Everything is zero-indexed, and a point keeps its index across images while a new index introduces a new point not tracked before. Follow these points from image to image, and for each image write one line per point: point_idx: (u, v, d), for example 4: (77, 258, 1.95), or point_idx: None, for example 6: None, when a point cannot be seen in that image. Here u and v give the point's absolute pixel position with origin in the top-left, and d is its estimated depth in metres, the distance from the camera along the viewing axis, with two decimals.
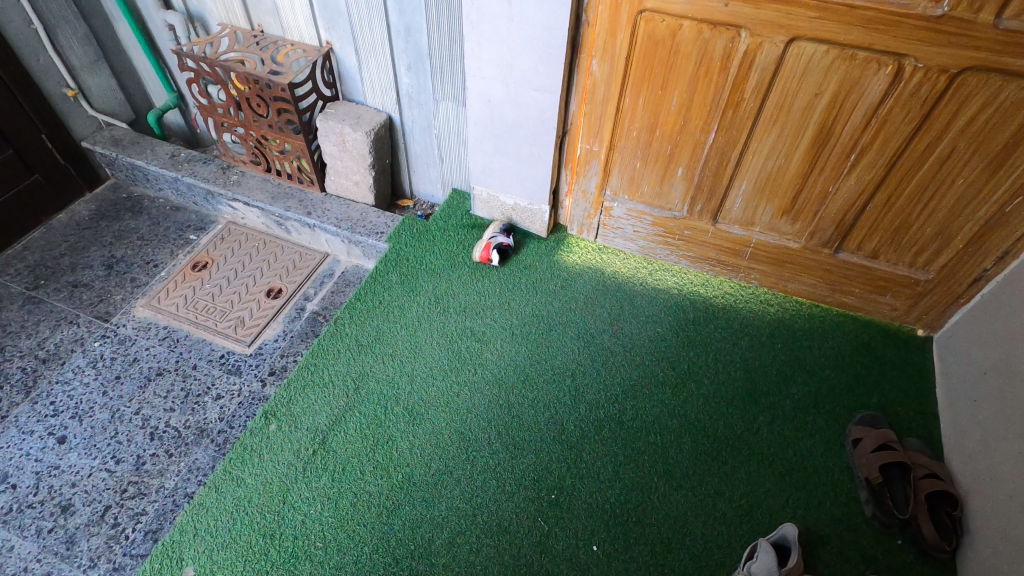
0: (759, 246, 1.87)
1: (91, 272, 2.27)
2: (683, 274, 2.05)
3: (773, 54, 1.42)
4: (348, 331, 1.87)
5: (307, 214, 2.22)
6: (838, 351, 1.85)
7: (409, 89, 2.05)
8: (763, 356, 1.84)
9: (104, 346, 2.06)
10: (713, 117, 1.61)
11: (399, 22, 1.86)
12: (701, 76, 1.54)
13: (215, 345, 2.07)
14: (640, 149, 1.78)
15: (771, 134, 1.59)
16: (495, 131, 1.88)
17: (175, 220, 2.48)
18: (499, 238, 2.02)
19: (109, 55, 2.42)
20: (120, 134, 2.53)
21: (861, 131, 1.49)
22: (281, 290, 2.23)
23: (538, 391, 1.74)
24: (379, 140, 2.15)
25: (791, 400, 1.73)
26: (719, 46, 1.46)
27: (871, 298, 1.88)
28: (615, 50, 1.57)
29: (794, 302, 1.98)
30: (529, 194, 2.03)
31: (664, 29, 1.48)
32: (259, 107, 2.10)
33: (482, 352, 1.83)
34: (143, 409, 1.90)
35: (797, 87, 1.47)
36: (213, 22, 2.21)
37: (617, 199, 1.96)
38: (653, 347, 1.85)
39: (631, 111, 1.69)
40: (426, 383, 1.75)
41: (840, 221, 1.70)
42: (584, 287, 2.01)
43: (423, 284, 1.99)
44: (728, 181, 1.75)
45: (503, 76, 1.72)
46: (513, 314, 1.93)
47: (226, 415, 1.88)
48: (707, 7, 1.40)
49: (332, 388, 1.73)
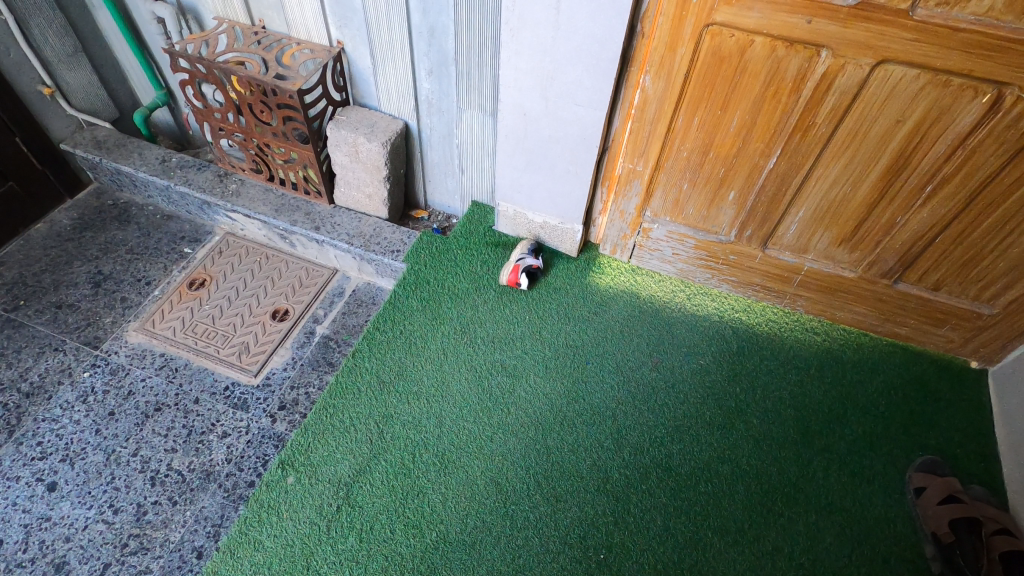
0: (811, 274, 1.75)
1: (76, 291, 2.07)
2: (723, 299, 1.93)
3: (856, 77, 1.28)
4: (368, 365, 1.72)
5: (315, 229, 2.04)
6: (891, 386, 1.74)
7: (430, 95, 1.87)
8: (814, 393, 1.72)
9: (94, 378, 1.88)
10: (777, 140, 1.46)
11: (422, 22, 1.67)
12: (768, 96, 1.39)
13: (218, 375, 1.90)
14: (689, 170, 1.63)
15: (840, 160, 1.45)
16: (527, 147, 1.72)
17: (167, 230, 2.28)
18: (528, 260, 1.86)
19: (89, 48, 2.18)
20: (103, 135, 2.30)
21: (943, 161, 1.36)
22: (288, 311, 2.06)
23: (577, 433, 1.61)
24: (395, 150, 1.96)
25: (845, 441, 1.63)
26: (794, 66, 1.31)
27: (926, 329, 1.77)
28: (672, 65, 1.41)
29: (842, 330, 1.86)
30: (561, 212, 1.87)
31: (732, 44, 1.32)
32: (262, 114, 1.90)
33: (514, 390, 1.69)
34: (142, 450, 1.73)
35: (876, 113, 1.33)
36: (207, 15, 1.99)
37: (657, 220, 1.81)
38: (696, 381, 1.73)
39: (684, 130, 1.54)
40: (455, 426, 1.61)
41: (905, 252, 1.58)
42: (618, 313, 1.87)
43: (447, 311, 1.84)
44: (784, 208, 1.61)
45: (542, 89, 1.55)
46: (546, 345, 1.79)
47: (234, 456, 1.73)
48: (786, 22, 1.24)
49: (354, 433, 1.58)
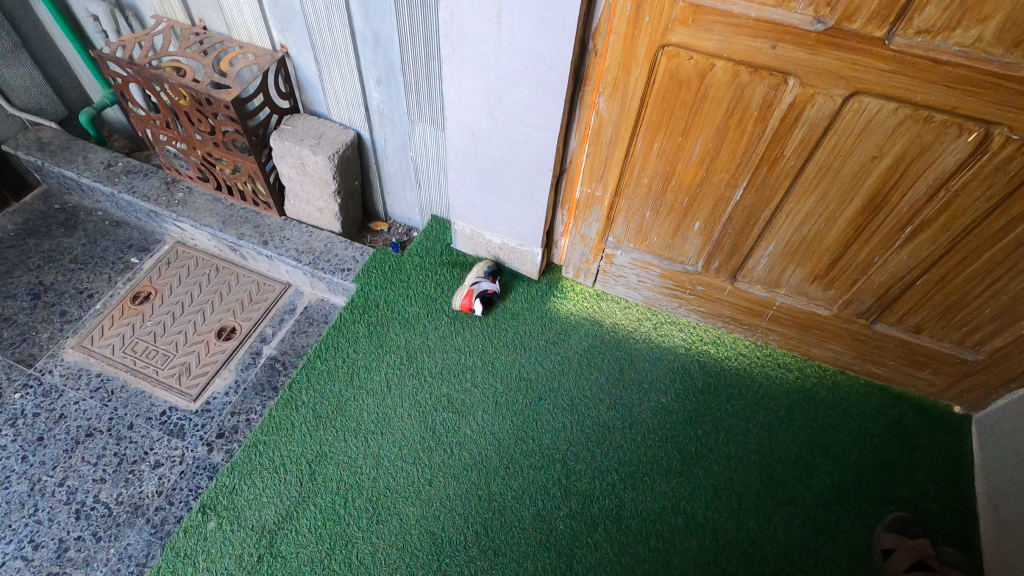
0: (783, 309, 1.62)
1: (14, 303, 1.98)
2: (692, 330, 1.80)
3: (827, 109, 1.14)
4: (305, 398, 1.61)
5: (263, 244, 1.93)
6: (865, 431, 1.63)
7: (380, 105, 1.73)
8: (781, 438, 1.61)
9: (25, 399, 1.79)
10: (743, 171, 1.33)
11: (365, 28, 1.54)
12: (732, 125, 1.25)
13: (155, 399, 1.81)
14: (651, 198, 1.50)
15: (813, 195, 1.31)
16: (479, 167, 1.59)
17: (115, 238, 2.17)
18: (483, 284, 1.74)
19: (30, 44, 2.04)
20: (48, 136, 2.18)
21: (924, 202, 1.22)
22: (234, 329, 1.95)
23: (523, 478, 1.51)
24: (345, 163, 1.84)
25: (811, 492, 1.52)
26: (758, 94, 1.17)
27: (907, 371, 1.64)
28: (627, 88, 1.27)
29: (816, 367, 1.74)
30: (518, 234, 1.75)
31: (691, 68, 1.18)
32: (201, 123, 1.77)
33: (459, 428, 1.58)
34: (69, 479, 1.65)
35: (851, 148, 1.19)
36: (146, 12, 1.85)
37: (620, 247, 1.68)
38: (656, 422, 1.62)
39: (644, 156, 1.40)
40: (393, 468, 1.51)
41: (883, 292, 1.45)
42: (578, 344, 1.76)
43: (395, 338, 1.73)
44: (753, 241, 1.48)
45: (489, 108, 1.41)
46: (497, 378, 1.67)
47: (165, 488, 1.64)
48: (748, 46, 1.10)
49: (283, 473, 1.49)
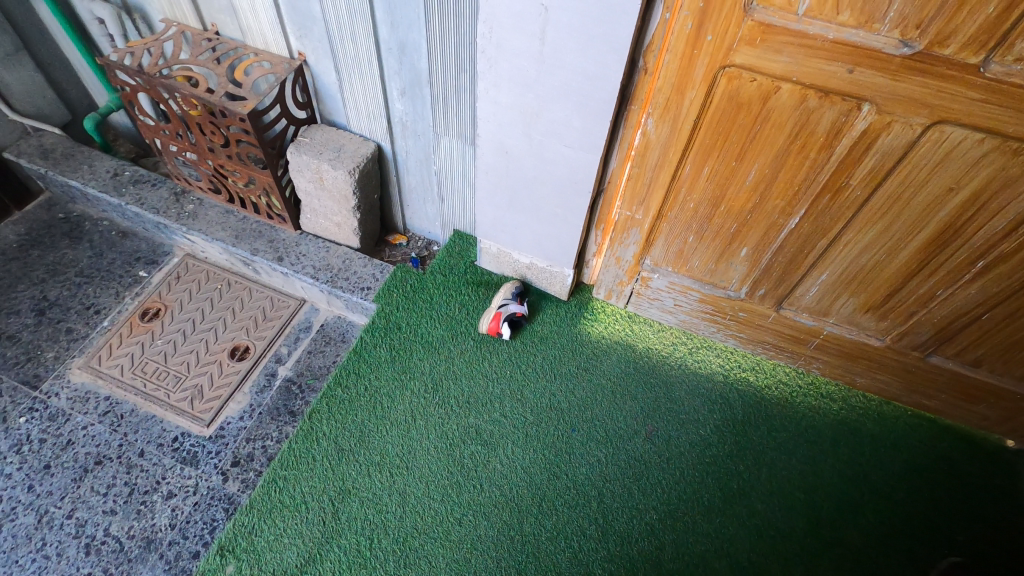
0: (830, 338, 1.53)
1: (18, 320, 1.89)
2: (730, 355, 1.72)
3: (903, 138, 1.04)
4: (325, 429, 1.53)
5: (278, 260, 1.83)
6: (914, 467, 1.54)
7: (403, 116, 1.63)
8: (826, 473, 1.53)
9: (30, 424, 1.71)
10: (801, 199, 1.23)
11: (391, 37, 1.44)
12: (793, 150, 1.15)
13: (167, 424, 1.73)
14: (695, 222, 1.41)
15: (876, 226, 1.22)
16: (510, 186, 1.49)
17: (122, 249, 2.08)
18: (511, 307, 1.65)
19: (31, 46, 1.94)
20: (51, 142, 2.08)
21: (1000, 237, 1.13)
22: (248, 349, 1.87)
23: (557, 518, 1.43)
24: (365, 177, 1.74)
25: (860, 534, 1.45)
26: (827, 119, 1.07)
27: (959, 404, 1.56)
28: (679, 110, 1.17)
29: (861, 397, 1.66)
30: (549, 254, 1.66)
31: (753, 90, 1.08)
32: (214, 134, 1.68)
33: (488, 462, 1.50)
34: (78, 511, 1.57)
35: (926, 178, 1.09)
36: (154, 14, 1.73)
37: (658, 270, 1.59)
38: (695, 456, 1.54)
39: (691, 180, 1.31)
40: (420, 506, 1.43)
41: (944, 326, 1.36)
42: (611, 370, 1.67)
43: (418, 364, 1.65)
44: (804, 270, 1.39)
45: (526, 127, 1.31)
46: (527, 408, 1.59)
47: (179, 520, 1.56)
48: (821, 70, 1.00)
49: (305, 512, 1.42)
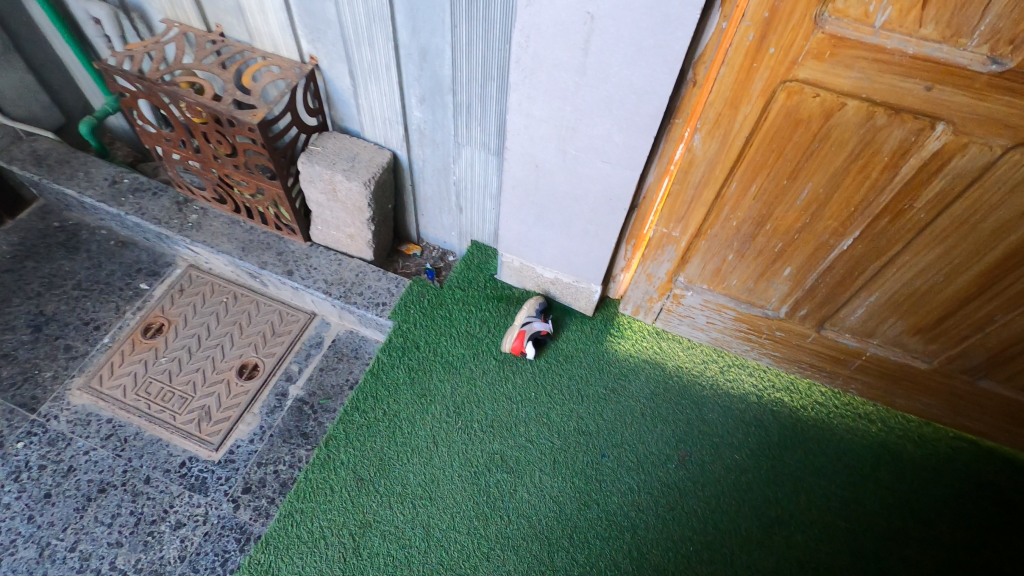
0: (873, 359, 1.47)
1: (13, 337, 1.80)
2: (763, 374, 1.64)
3: (979, 160, 0.97)
4: (343, 458, 1.46)
5: (288, 274, 1.74)
6: (958, 493, 1.48)
7: (422, 124, 1.54)
8: (867, 500, 1.47)
9: (29, 450, 1.62)
10: (856, 220, 1.16)
11: (412, 42, 1.34)
12: (853, 170, 1.07)
13: (173, 448, 1.64)
14: (737, 241, 1.33)
15: (936, 249, 1.14)
16: (539, 201, 1.41)
17: (122, 260, 1.98)
18: (535, 325, 1.57)
19: (21, 46, 1.82)
20: (44, 147, 1.97)
21: None
22: (257, 367, 1.78)
23: (589, 552, 1.36)
24: (381, 187, 1.65)
25: (904, 565, 1.39)
26: (895, 138, 0.99)
27: (1004, 428, 1.50)
28: (730, 125, 1.09)
29: (900, 419, 1.59)
30: (576, 270, 1.57)
31: (815, 106, 1.00)
32: (220, 144, 1.58)
33: (515, 492, 1.43)
34: (81, 543, 1.49)
35: (998, 202, 1.02)
36: (154, 13, 1.62)
37: (692, 287, 1.51)
38: (731, 483, 1.47)
39: (736, 198, 1.23)
40: (445, 540, 1.36)
41: (998, 351, 1.29)
42: (640, 391, 1.59)
43: (439, 386, 1.57)
44: (852, 292, 1.32)
45: (560, 141, 1.23)
46: (554, 433, 1.52)
47: (188, 552, 1.49)
48: (895, 86, 0.92)
49: (325, 547, 1.35)
